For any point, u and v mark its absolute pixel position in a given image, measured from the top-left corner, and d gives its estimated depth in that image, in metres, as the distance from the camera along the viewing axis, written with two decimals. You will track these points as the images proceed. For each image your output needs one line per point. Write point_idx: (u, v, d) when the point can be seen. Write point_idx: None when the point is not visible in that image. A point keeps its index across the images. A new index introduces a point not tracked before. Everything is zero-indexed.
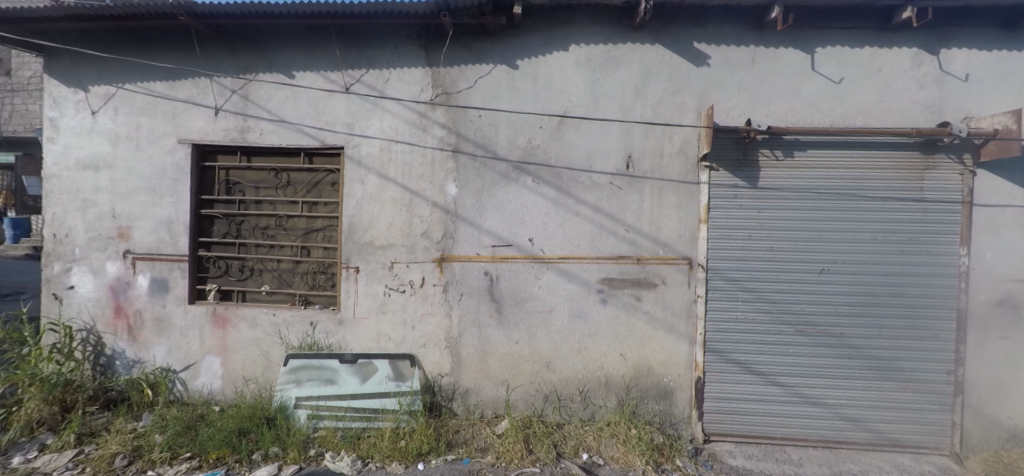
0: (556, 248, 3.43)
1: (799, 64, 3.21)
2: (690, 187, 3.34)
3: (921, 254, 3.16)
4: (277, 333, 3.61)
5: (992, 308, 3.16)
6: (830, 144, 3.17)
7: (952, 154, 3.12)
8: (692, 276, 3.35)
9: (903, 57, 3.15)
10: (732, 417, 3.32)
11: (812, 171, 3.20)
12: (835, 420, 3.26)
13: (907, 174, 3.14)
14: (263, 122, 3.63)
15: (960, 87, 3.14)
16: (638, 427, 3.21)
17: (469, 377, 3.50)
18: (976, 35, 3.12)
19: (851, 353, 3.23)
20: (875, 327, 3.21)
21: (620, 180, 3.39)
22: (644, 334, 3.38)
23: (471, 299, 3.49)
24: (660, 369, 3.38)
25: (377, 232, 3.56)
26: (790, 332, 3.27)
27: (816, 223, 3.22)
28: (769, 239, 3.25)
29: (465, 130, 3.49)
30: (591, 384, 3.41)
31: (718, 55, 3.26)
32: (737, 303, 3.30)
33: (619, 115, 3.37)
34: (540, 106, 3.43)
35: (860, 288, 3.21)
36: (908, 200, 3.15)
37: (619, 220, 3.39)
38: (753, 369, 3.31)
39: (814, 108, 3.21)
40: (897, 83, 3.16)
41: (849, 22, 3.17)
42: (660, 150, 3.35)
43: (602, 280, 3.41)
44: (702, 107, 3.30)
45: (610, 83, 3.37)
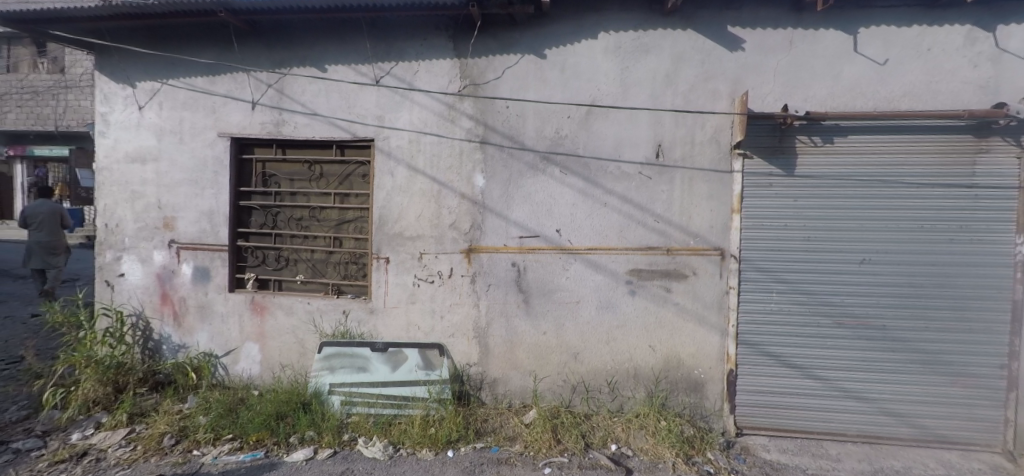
0: (584, 238, 3.42)
1: (839, 47, 3.09)
2: (722, 175, 3.26)
3: (971, 243, 3.01)
4: (311, 322, 3.71)
5: None
6: (872, 129, 3.04)
7: (1009, 137, 2.94)
8: (725, 267, 3.28)
9: (954, 36, 2.99)
10: (766, 411, 3.25)
11: (853, 157, 3.08)
12: (876, 414, 3.16)
13: (958, 159, 2.99)
14: (297, 115, 3.72)
15: (1018, 65, 2.95)
16: (668, 420, 3.18)
17: (496, 367, 3.52)
18: None
19: (894, 346, 3.11)
20: (919, 319, 3.08)
21: (649, 169, 3.34)
22: (675, 326, 3.33)
23: (499, 289, 3.51)
24: (691, 361, 3.33)
25: (407, 223, 3.61)
26: (828, 325, 3.17)
27: (857, 211, 3.10)
28: (807, 228, 3.15)
29: (492, 120, 3.49)
30: (619, 376, 3.39)
31: (753, 39, 3.17)
32: (772, 294, 3.22)
33: (649, 103, 3.32)
34: (569, 95, 3.41)
35: (905, 279, 3.08)
36: (958, 186, 2.99)
37: (648, 210, 3.35)
38: (788, 362, 3.22)
39: (855, 91, 3.09)
40: (947, 63, 3.01)
41: (895, 0, 3.02)
42: (691, 138, 3.28)
43: (631, 271, 3.37)
44: (736, 93, 3.21)
45: (639, 71, 3.32)
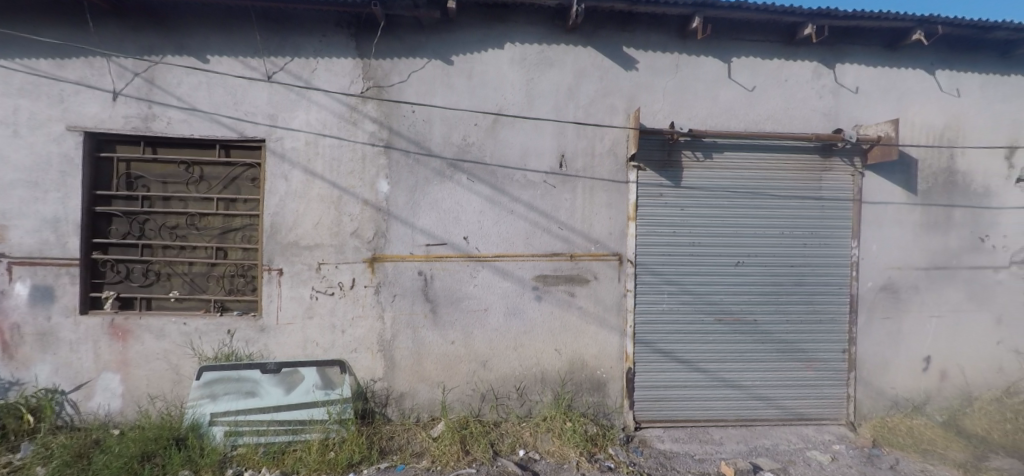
0: (492, 246, 3.43)
1: (717, 72, 3.44)
2: (619, 185, 3.47)
3: (820, 246, 3.52)
4: (188, 344, 3.29)
5: (877, 293, 3.58)
6: (743, 146, 3.43)
7: (845, 157, 3.51)
8: (623, 271, 3.48)
9: (805, 70, 3.47)
10: (660, 404, 3.50)
11: (728, 171, 3.44)
12: (751, 399, 3.55)
13: (809, 175, 3.48)
14: (171, 110, 3.28)
15: (851, 97, 3.52)
16: (573, 420, 3.28)
17: (403, 381, 3.40)
18: (863, 52, 3.51)
19: (763, 337, 3.53)
20: (782, 313, 3.53)
21: (553, 178, 3.44)
22: (578, 329, 3.47)
23: (405, 300, 3.39)
24: (593, 362, 3.48)
25: (303, 231, 3.35)
26: (711, 322, 3.50)
27: (733, 219, 3.47)
28: (692, 234, 3.46)
29: (397, 125, 3.37)
30: (527, 380, 3.44)
31: (645, 60, 3.41)
32: (664, 296, 3.49)
33: (553, 114, 3.42)
34: (475, 103, 3.40)
35: (771, 279, 3.51)
36: (809, 198, 3.49)
37: (553, 218, 3.45)
38: (679, 358, 3.51)
39: (730, 112, 3.45)
40: (800, 92, 3.48)
41: (760, 35, 3.44)
42: (591, 149, 3.44)
43: (537, 277, 3.45)
44: (631, 109, 3.43)
45: (543, 84, 3.40)
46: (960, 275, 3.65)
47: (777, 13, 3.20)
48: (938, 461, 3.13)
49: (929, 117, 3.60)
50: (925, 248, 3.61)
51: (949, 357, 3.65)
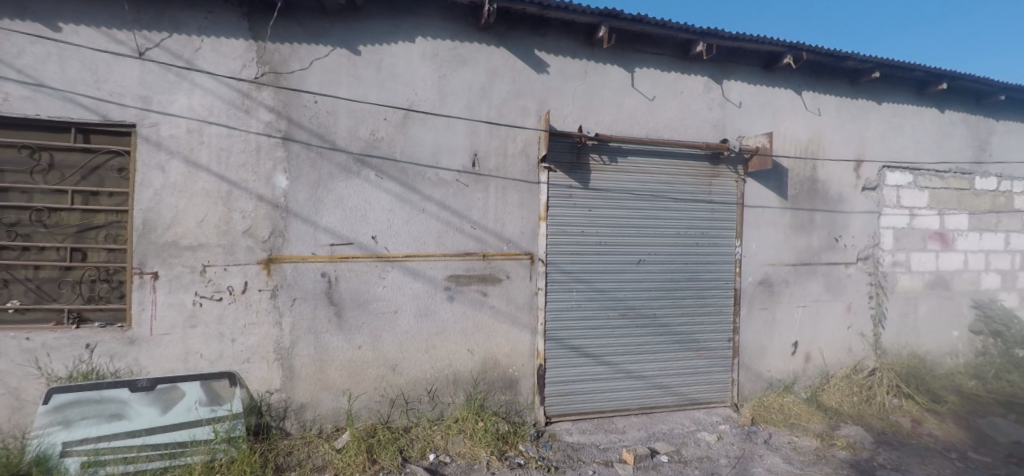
0: (402, 245, 3.31)
1: (621, 81, 3.62)
2: (531, 186, 3.52)
3: (709, 245, 3.87)
4: (31, 364, 2.77)
5: (756, 287, 4.01)
6: (644, 152, 3.66)
7: (730, 165, 3.89)
8: (534, 270, 3.55)
9: (698, 84, 3.79)
10: (570, 398, 3.63)
11: (631, 174, 3.65)
12: (651, 388, 3.80)
13: (700, 180, 3.81)
14: (7, 83, 2.72)
15: (736, 111, 3.90)
16: (485, 420, 3.28)
17: (304, 391, 3.17)
18: (745, 71, 3.92)
19: (661, 330, 3.81)
20: (678, 306, 3.83)
21: (466, 177, 3.40)
22: (491, 328, 3.47)
23: (306, 304, 3.16)
24: (505, 361, 3.51)
25: (184, 230, 2.98)
26: (615, 317, 3.70)
27: (635, 219, 3.69)
28: (598, 234, 3.63)
29: (297, 115, 3.13)
30: (439, 383, 3.38)
31: (555, 65, 3.50)
32: (573, 293, 3.61)
33: (465, 112, 3.38)
34: (384, 97, 3.25)
35: (668, 275, 3.79)
36: (701, 201, 3.82)
37: (465, 217, 3.41)
38: (586, 352, 3.66)
39: (633, 119, 3.66)
40: (694, 104, 3.79)
41: (660, 49, 3.69)
42: (503, 149, 3.46)
43: (449, 277, 3.40)
44: (542, 111, 3.50)
45: (456, 81, 3.35)
46: (820, 270, 4.21)
47: (673, 29, 3.45)
48: (802, 433, 3.58)
49: (797, 132, 4.10)
50: (794, 247, 4.12)
51: (812, 342, 4.19)
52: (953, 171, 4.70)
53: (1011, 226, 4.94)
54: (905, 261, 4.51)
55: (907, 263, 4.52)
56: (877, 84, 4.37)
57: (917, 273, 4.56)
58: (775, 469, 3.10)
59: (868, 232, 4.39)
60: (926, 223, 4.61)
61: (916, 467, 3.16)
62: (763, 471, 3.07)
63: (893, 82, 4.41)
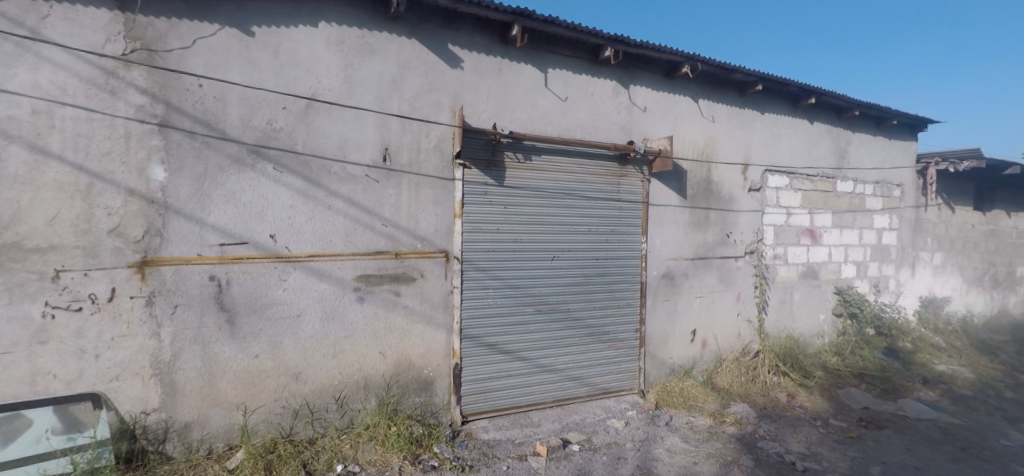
0: (305, 245, 3.08)
1: (535, 80, 3.68)
2: (446, 182, 3.46)
3: (617, 241, 4.09)
4: None
5: (660, 280, 4.31)
6: (557, 151, 3.76)
7: (636, 166, 4.13)
8: (450, 269, 3.49)
9: (607, 87, 3.96)
10: (486, 395, 3.63)
11: (545, 173, 3.73)
12: (565, 380, 3.93)
13: (609, 179, 4.00)
14: None
15: (641, 114, 4.14)
16: (398, 424, 3.16)
17: (189, 409, 2.83)
18: (650, 78, 4.17)
19: (574, 323, 3.95)
20: (590, 300, 4.00)
21: (376, 172, 3.25)
22: (404, 329, 3.36)
23: (190, 311, 2.82)
24: (420, 362, 3.42)
25: (29, 229, 2.47)
26: (530, 312, 3.77)
27: (549, 217, 3.78)
28: (513, 231, 3.66)
29: (177, 99, 2.75)
30: (348, 389, 3.21)
31: (469, 61, 3.46)
32: (489, 291, 3.62)
33: (375, 105, 3.22)
34: (283, 84, 2.99)
35: (580, 271, 3.95)
36: (610, 199, 4.02)
37: (376, 214, 3.26)
38: (503, 349, 3.68)
39: (546, 119, 3.74)
40: (604, 106, 3.95)
41: (572, 51, 3.80)
42: (416, 144, 3.35)
43: (359, 278, 3.23)
44: (456, 107, 3.44)
45: (364, 71, 3.17)
46: (715, 263, 4.61)
47: (583, 33, 3.58)
48: (698, 413, 3.91)
49: (694, 136, 4.46)
50: (692, 242, 4.47)
51: (708, 329, 4.59)
52: (820, 175, 5.39)
53: (864, 223, 5.78)
54: (783, 254, 5.10)
55: (784, 256, 5.11)
56: (760, 96, 4.87)
57: (793, 265, 5.17)
58: (674, 448, 3.34)
59: (753, 228, 4.89)
60: (800, 220, 5.24)
61: (789, 436, 3.58)
62: (664, 452, 3.30)
63: (774, 95, 4.96)
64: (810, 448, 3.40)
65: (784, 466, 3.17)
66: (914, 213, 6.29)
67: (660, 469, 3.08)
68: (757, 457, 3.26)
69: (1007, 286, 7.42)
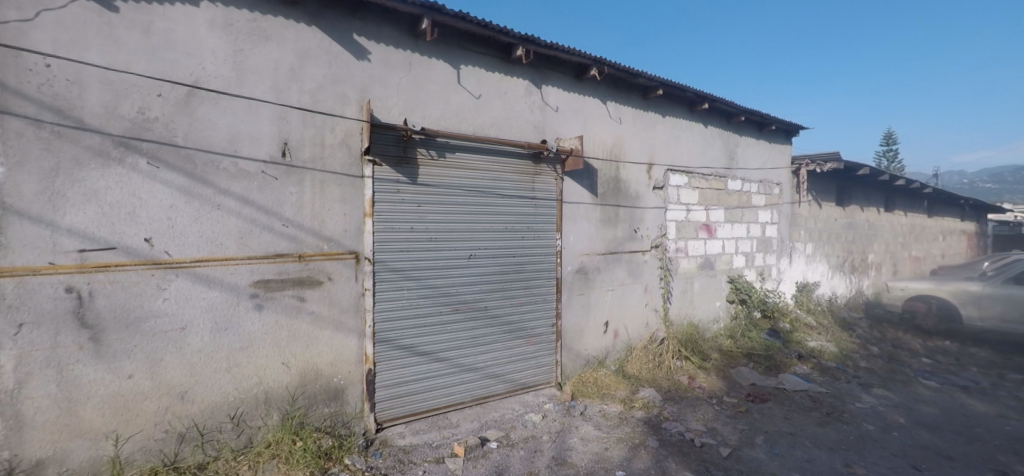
0: (190, 249, 2.72)
1: (447, 76, 3.65)
2: (354, 180, 3.28)
3: (533, 238, 4.18)
4: None
5: (574, 274, 4.49)
6: (472, 149, 3.75)
7: (550, 164, 4.26)
8: (360, 270, 3.33)
9: (519, 86, 4.07)
10: (403, 400, 3.52)
11: (460, 171, 3.71)
12: (484, 378, 3.94)
13: (524, 178, 4.08)
14: None
15: (553, 114, 4.32)
16: (303, 439, 2.95)
17: (41, 446, 2.38)
18: (560, 78, 4.36)
19: (493, 321, 3.97)
20: (508, 297, 4.04)
21: (274, 169, 2.97)
22: (310, 337, 3.13)
23: (39, 331, 2.36)
24: (329, 370, 3.22)
25: None
26: (448, 312, 3.72)
27: (465, 215, 3.76)
28: (428, 230, 3.59)
29: (14, 80, 2.27)
30: (246, 405, 2.91)
31: (377, 53, 3.32)
32: (403, 292, 3.50)
33: (272, 96, 2.94)
34: (158, 68, 2.60)
35: (497, 268, 3.97)
36: (525, 197, 4.10)
37: (275, 214, 2.98)
38: (420, 351, 3.59)
39: (460, 116, 3.72)
40: (517, 105, 4.05)
41: (484, 49, 3.84)
42: (320, 140, 3.13)
43: (256, 284, 2.93)
44: (363, 101, 3.28)
45: (258, 57, 2.88)
46: (624, 257, 4.89)
47: (495, 32, 3.64)
48: (610, 401, 4.12)
49: (603, 136, 4.70)
50: (603, 238, 4.71)
51: (619, 320, 4.85)
52: (714, 175, 5.93)
53: (751, 218, 6.45)
54: (683, 247, 5.54)
55: (685, 249, 5.55)
56: (661, 100, 5.26)
57: (692, 257, 5.63)
58: (587, 436, 3.49)
59: (658, 224, 5.25)
60: (698, 216, 5.71)
61: (689, 415, 3.89)
62: (578, 441, 3.43)
63: (673, 100, 5.37)
64: (707, 425, 3.72)
65: (685, 443, 3.42)
66: (790, 208, 7.14)
67: (573, 457, 3.19)
68: (661, 437, 3.50)
69: (861, 271, 8.71)
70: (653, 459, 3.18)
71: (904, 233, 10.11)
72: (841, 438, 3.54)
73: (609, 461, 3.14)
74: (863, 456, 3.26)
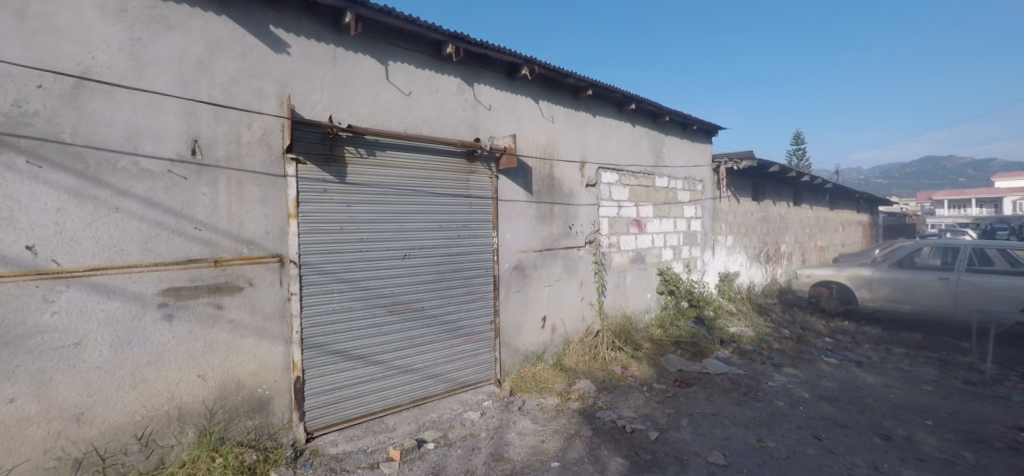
0: (83, 257, 2.45)
1: (375, 72, 3.58)
2: (276, 179, 3.11)
3: (470, 237, 4.20)
4: None
5: (511, 272, 4.56)
6: (404, 147, 3.72)
7: (484, 163, 4.32)
8: (285, 274, 3.16)
9: (451, 84, 4.08)
10: (336, 407, 3.40)
11: (391, 169, 3.66)
12: (422, 379, 3.90)
13: (458, 177, 4.11)
14: None
15: (486, 112, 4.38)
16: (224, 455, 2.76)
17: None
18: (492, 77, 4.42)
19: (430, 321, 3.94)
20: (445, 296, 4.03)
21: (183, 167, 2.75)
22: (230, 346, 2.92)
23: None
24: (252, 381, 3.02)
25: None
26: (383, 314, 3.65)
27: (397, 215, 3.71)
28: (359, 230, 3.50)
29: None
30: (155, 423, 2.68)
31: (297, 46, 3.18)
32: (334, 295, 3.38)
33: (177, 89, 2.72)
34: (37, 55, 2.32)
35: (433, 268, 3.95)
36: (460, 195, 4.13)
37: (186, 216, 2.75)
38: (353, 355, 3.49)
39: (390, 113, 3.67)
40: (448, 103, 4.07)
41: (412, 45, 3.81)
42: (236, 136, 2.94)
43: (165, 292, 2.69)
44: (283, 96, 3.12)
45: (159, 47, 2.66)
46: (560, 253, 5.04)
47: (424, 28, 3.64)
48: (548, 394, 4.23)
49: (536, 135, 4.82)
50: (539, 235, 4.82)
51: (556, 314, 5.00)
52: (643, 172, 6.23)
53: (678, 213, 6.85)
54: (616, 243, 5.79)
55: (617, 244, 5.80)
56: (591, 100, 5.47)
57: (625, 251, 5.91)
58: (525, 431, 3.56)
59: (591, 220, 5.45)
60: (629, 212, 5.99)
61: (622, 403, 4.08)
62: (515, 435, 3.49)
63: (602, 100, 5.60)
64: (638, 411, 3.92)
65: (617, 430, 3.58)
66: (712, 203, 7.66)
67: (510, 452, 3.24)
68: (595, 426, 3.64)
69: (775, 260, 9.53)
70: (587, 448, 3.30)
71: (811, 224, 11.18)
72: (755, 415, 3.86)
73: (545, 453, 3.23)
74: (773, 430, 3.57)
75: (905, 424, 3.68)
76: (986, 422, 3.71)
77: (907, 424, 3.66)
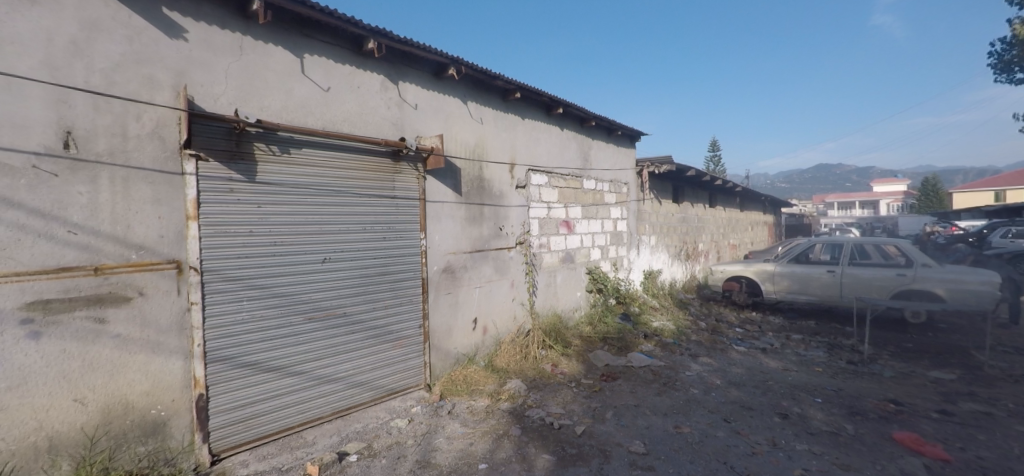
0: None
1: (289, 65, 3.37)
2: (171, 177, 2.81)
3: (397, 238, 4.09)
4: None
5: (441, 274, 4.49)
6: (322, 145, 3.54)
7: (410, 163, 4.22)
8: (184, 282, 2.86)
9: (374, 81, 3.95)
10: (247, 423, 3.14)
11: (308, 169, 3.46)
12: (346, 389, 3.73)
13: (382, 177, 3.98)
14: None
15: (412, 111, 4.28)
16: None
17: None
18: (418, 75, 4.33)
19: (353, 327, 3.77)
20: (369, 301, 3.88)
21: (52, 162, 2.40)
22: (115, 365, 2.59)
23: None
24: (143, 402, 2.71)
25: None
26: (300, 321, 3.44)
27: (316, 216, 3.52)
28: (272, 233, 3.27)
29: None
30: (18, 459, 2.30)
31: (198, 33, 2.91)
32: (242, 303, 3.12)
33: (45, 72, 2.38)
34: None
35: (356, 272, 3.79)
36: (385, 196, 4.00)
37: (57, 218, 2.41)
38: (267, 367, 3.25)
39: (305, 109, 3.47)
40: (371, 100, 3.93)
41: (330, 38, 3.64)
42: (121, 129, 2.63)
43: (30, 306, 2.33)
44: (180, 86, 2.84)
45: (19, 23, 2.29)
46: (490, 255, 5.05)
47: (342, 21, 3.49)
48: (478, 396, 4.20)
49: (465, 136, 4.80)
50: (469, 236, 4.79)
51: (487, 316, 4.99)
52: (571, 175, 6.42)
53: (605, 214, 7.13)
54: (546, 243, 5.90)
55: (548, 245, 5.93)
56: (519, 103, 5.54)
57: (555, 252, 6.05)
58: (454, 434, 3.50)
59: (522, 221, 5.52)
60: (559, 213, 6.15)
61: (551, 400, 4.15)
62: (444, 440, 3.42)
63: (531, 103, 5.69)
64: (565, 407, 4.01)
65: (545, 427, 3.63)
66: (637, 205, 8.06)
67: (438, 458, 3.17)
68: (524, 424, 3.67)
69: (694, 258, 10.21)
70: (515, 447, 3.31)
71: (725, 225, 12.14)
72: (673, 402, 4.11)
73: (473, 456, 3.19)
74: (689, 416, 3.80)
75: (799, 402, 4.08)
76: (863, 396, 4.21)
77: (800, 403, 4.06)
